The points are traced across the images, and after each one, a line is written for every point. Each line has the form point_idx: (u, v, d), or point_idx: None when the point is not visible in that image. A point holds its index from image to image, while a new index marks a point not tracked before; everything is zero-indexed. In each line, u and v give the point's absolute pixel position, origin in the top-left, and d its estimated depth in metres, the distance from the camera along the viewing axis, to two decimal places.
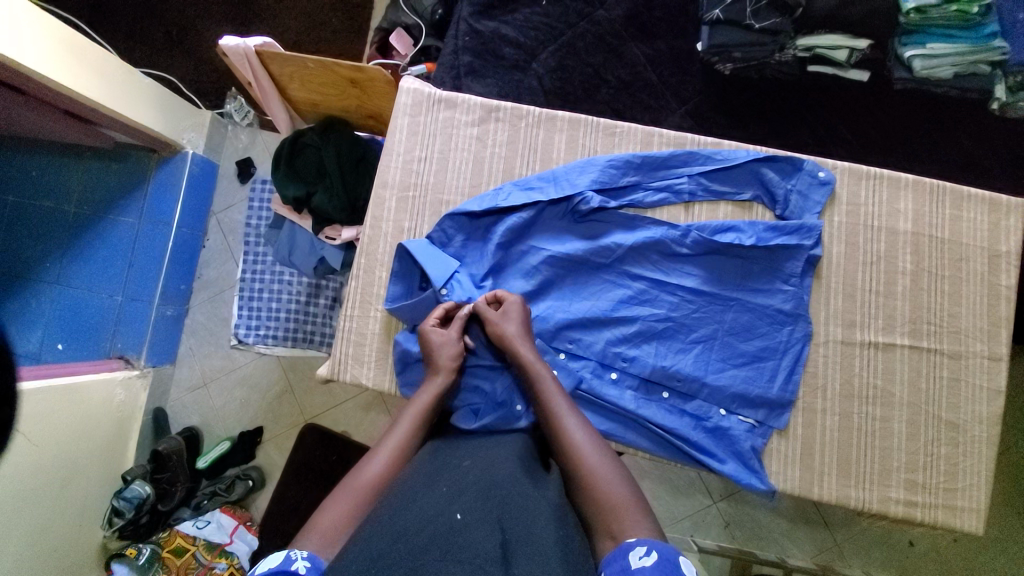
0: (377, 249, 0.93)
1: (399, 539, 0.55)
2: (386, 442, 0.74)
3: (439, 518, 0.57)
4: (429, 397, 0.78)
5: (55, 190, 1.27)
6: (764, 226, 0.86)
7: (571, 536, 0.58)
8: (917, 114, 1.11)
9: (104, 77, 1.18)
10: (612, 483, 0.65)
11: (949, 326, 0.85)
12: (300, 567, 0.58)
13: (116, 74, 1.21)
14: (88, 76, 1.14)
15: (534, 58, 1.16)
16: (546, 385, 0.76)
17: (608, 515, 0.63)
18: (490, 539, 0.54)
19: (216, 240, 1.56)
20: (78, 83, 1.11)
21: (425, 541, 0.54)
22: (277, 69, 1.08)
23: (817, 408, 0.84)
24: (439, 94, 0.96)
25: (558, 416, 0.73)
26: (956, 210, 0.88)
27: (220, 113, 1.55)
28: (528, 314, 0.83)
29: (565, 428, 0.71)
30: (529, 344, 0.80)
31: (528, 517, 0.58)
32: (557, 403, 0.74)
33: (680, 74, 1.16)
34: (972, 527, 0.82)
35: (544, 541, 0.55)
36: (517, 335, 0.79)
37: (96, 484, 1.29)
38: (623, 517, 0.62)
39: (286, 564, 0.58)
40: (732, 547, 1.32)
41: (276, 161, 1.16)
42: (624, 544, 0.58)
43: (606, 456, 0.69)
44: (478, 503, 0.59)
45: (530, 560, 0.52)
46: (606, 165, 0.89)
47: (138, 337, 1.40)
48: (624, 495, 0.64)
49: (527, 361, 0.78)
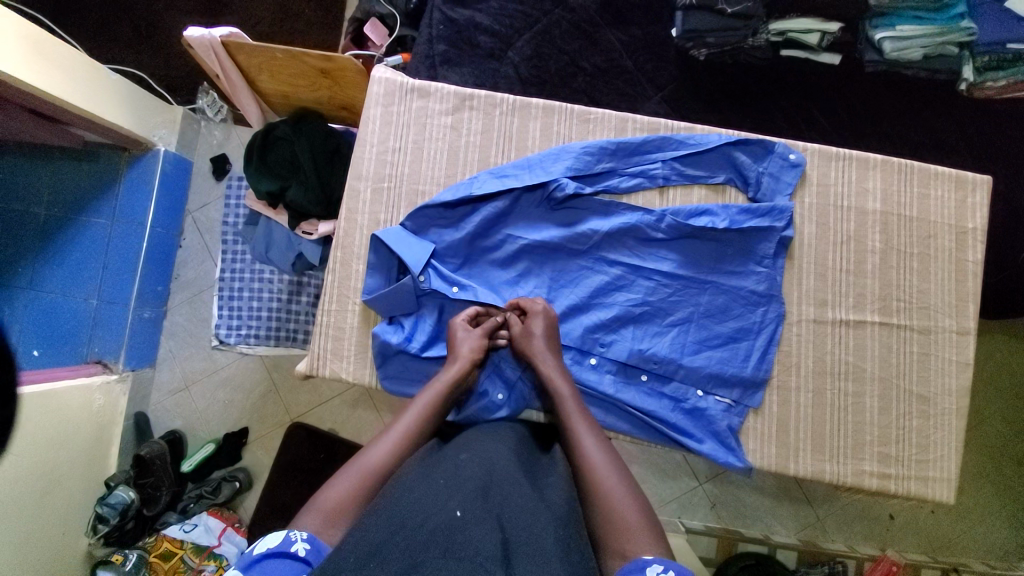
0: (353, 242, 0.92)
1: (397, 534, 0.55)
2: (394, 428, 0.74)
3: (439, 514, 0.56)
4: (443, 387, 0.78)
5: (24, 193, 1.25)
6: (736, 209, 0.86)
7: (571, 537, 0.59)
8: (890, 96, 1.13)
9: (68, 73, 1.14)
10: (624, 499, 0.65)
11: (918, 302, 0.88)
12: (299, 550, 0.59)
13: (82, 71, 1.18)
14: (54, 74, 1.10)
15: (509, 46, 1.15)
16: (571, 403, 0.76)
17: (618, 530, 0.62)
18: (491, 537, 0.54)
19: (192, 239, 1.53)
20: (44, 80, 1.08)
21: (425, 537, 0.54)
22: (245, 60, 1.06)
23: (791, 386, 0.86)
24: (411, 82, 0.94)
25: (578, 435, 0.72)
26: (924, 189, 0.90)
27: (192, 109, 1.51)
28: (555, 325, 0.83)
29: (584, 448, 0.70)
30: (553, 358, 0.80)
31: (528, 517, 0.58)
32: (579, 422, 0.74)
33: (655, 60, 1.16)
34: (943, 496, 0.84)
35: (544, 541, 0.55)
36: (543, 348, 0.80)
37: (78, 491, 1.26)
38: (634, 534, 0.61)
39: (286, 546, 0.59)
40: (718, 527, 1.35)
41: (248, 155, 1.13)
42: (640, 560, 0.58)
43: (621, 476, 0.67)
44: (478, 500, 0.59)
45: (530, 559, 0.52)
46: (581, 152, 0.89)
47: (115, 339, 1.37)
48: (635, 512, 0.64)
49: (553, 377, 0.78)
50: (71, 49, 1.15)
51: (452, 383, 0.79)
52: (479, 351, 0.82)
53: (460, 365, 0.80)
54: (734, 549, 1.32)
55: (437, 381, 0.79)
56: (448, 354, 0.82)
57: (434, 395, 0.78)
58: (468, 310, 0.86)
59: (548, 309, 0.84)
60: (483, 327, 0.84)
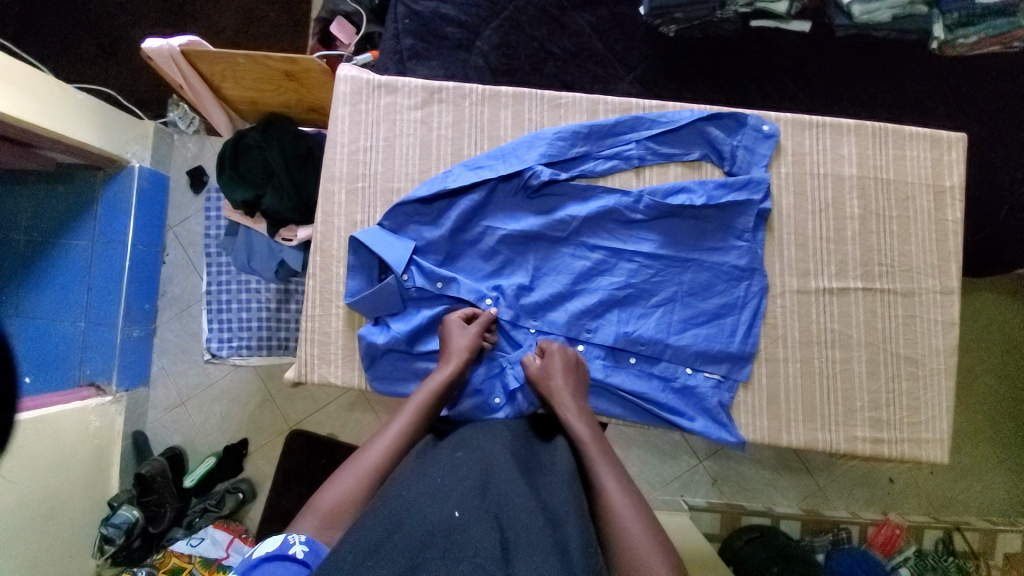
0: (331, 245, 0.90)
1: (395, 532, 0.55)
2: (392, 426, 0.75)
3: (437, 515, 0.57)
4: (437, 389, 0.78)
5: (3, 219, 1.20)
6: (713, 184, 0.86)
7: (568, 535, 0.57)
8: (863, 61, 1.12)
9: (35, 96, 1.12)
10: (635, 524, 0.64)
11: (901, 265, 0.88)
12: (298, 552, 0.59)
13: (50, 93, 1.15)
14: (21, 98, 1.08)
15: (477, 36, 1.14)
16: (590, 442, 0.74)
17: (632, 561, 0.60)
18: (490, 536, 0.54)
19: (175, 254, 1.51)
20: (11, 106, 1.06)
21: (423, 537, 0.54)
22: (208, 68, 1.04)
23: (779, 357, 0.86)
24: (378, 78, 0.93)
25: (596, 465, 0.71)
26: (899, 150, 0.90)
27: (164, 122, 1.49)
28: (573, 359, 0.82)
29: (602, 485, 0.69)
30: (574, 394, 0.79)
31: (526, 515, 0.58)
32: (597, 457, 0.72)
33: (626, 40, 1.14)
34: (937, 456, 0.85)
35: (543, 540, 0.55)
36: (560, 379, 0.79)
37: (80, 515, 1.26)
38: (645, 559, 0.60)
39: (284, 548, 0.59)
40: (721, 503, 1.38)
41: (220, 165, 1.12)
42: None
43: (637, 510, 0.66)
44: (475, 500, 0.59)
45: (530, 557, 0.52)
46: (554, 137, 0.88)
47: (106, 361, 1.37)
48: (647, 536, 0.63)
49: (571, 413, 0.76)
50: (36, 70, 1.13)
51: (448, 383, 0.79)
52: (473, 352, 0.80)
53: (454, 368, 0.79)
54: (738, 523, 1.36)
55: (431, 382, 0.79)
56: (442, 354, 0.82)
57: (427, 398, 0.77)
58: (463, 309, 0.86)
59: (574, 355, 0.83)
60: (479, 325, 0.83)
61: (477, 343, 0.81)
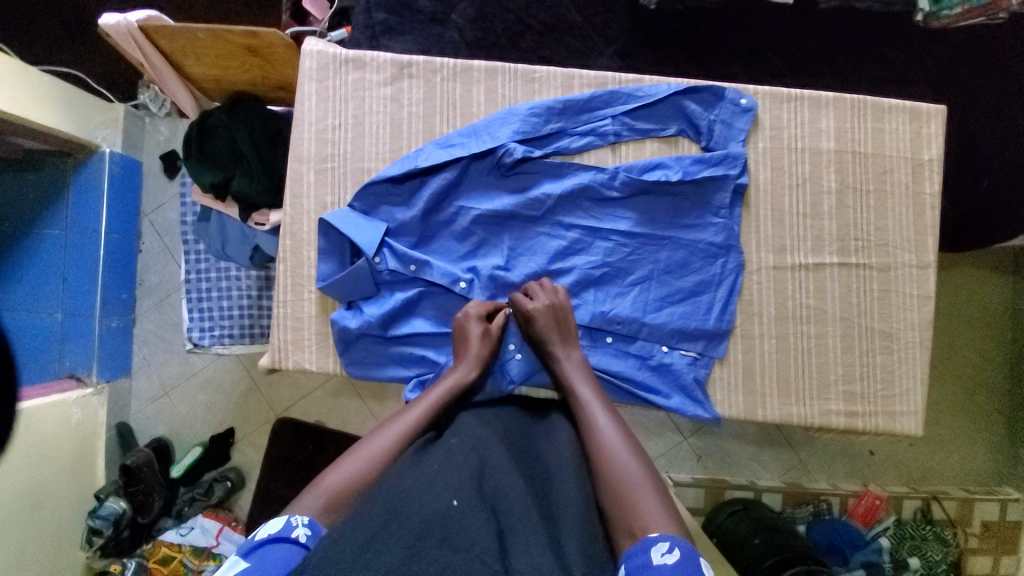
0: (302, 228, 0.88)
1: (389, 523, 0.53)
2: (401, 419, 0.72)
3: (434, 504, 0.55)
4: (449, 388, 0.76)
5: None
6: (689, 160, 0.85)
7: (562, 529, 0.56)
8: (846, 33, 1.10)
9: None
10: (629, 462, 0.66)
11: (877, 240, 0.87)
12: (299, 535, 0.58)
13: (12, 75, 1.10)
14: None
15: (452, 9, 1.10)
16: (584, 389, 0.76)
17: (628, 509, 0.61)
18: (486, 526, 0.53)
19: (152, 242, 1.47)
20: None
21: (418, 527, 0.52)
22: (168, 45, 1.00)
23: (754, 334, 0.86)
24: (344, 53, 0.89)
25: (590, 414, 0.72)
26: (878, 123, 0.88)
27: (135, 105, 1.44)
28: (562, 310, 0.80)
29: (596, 426, 0.71)
30: (565, 344, 0.80)
31: (523, 509, 0.57)
32: (591, 401, 0.74)
33: (605, 12, 1.11)
34: (910, 428, 0.86)
35: (538, 533, 0.54)
36: (553, 333, 0.79)
37: (66, 507, 1.25)
38: (645, 514, 0.60)
39: (286, 530, 0.58)
40: (705, 478, 1.39)
41: (187, 147, 1.09)
42: (647, 539, 0.57)
43: (632, 453, 0.67)
44: (473, 489, 0.58)
45: (526, 552, 0.51)
46: (527, 114, 0.85)
47: (86, 352, 1.34)
48: (648, 492, 0.62)
49: (564, 362, 0.79)
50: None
51: (463, 383, 0.77)
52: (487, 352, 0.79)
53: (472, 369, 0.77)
54: (722, 496, 1.36)
55: (445, 380, 0.77)
56: (459, 352, 0.80)
57: (439, 395, 0.75)
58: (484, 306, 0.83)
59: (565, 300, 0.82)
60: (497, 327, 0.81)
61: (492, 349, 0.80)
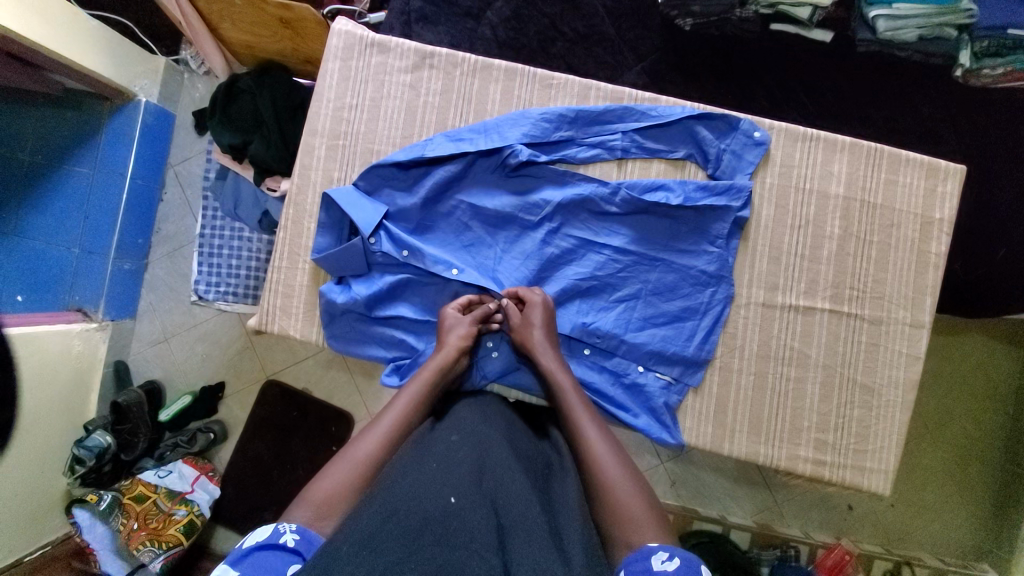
0: (306, 199, 0.91)
1: (389, 518, 0.52)
2: (389, 414, 0.72)
3: (434, 500, 0.55)
4: (432, 379, 0.75)
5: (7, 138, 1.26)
6: (693, 186, 0.85)
7: (562, 527, 0.57)
8: (882, 80, 1.08)
9: (48, 19, 1.12)
10: (620, 475, 0.66)
11: (873, 292, 0.86)
12: (288, 541, 0.57)
13: (63, 17, 1.16)
14: (35, 19, 1.09)
15: (488, 6, 1.11)
16: (572, 394, 0.75)
17: (622, 521, 0.62)
18: (486, 524, 0.53)
19: (173, 193, 1.52)
20: (25, 26, 1.07)
21: (418, 524, 0.52)
22: (205, 6, 1.03)
23: (733, 367, 0.85)
24: (371, 37, 0.91)
25: (579, 425, 0.71)
26: (892, 175, 0.87)
27: (176, 60, 1.48)
28: (551, 314, 0.82)
29: (585, 437, 0.70)
30: (550, 348, 0.79)
31: (522, 505, 0.57)
32: (579, 411, 0.73)
33: (639, 29, 1.11)
34: (878, 487, 0.85)
35: (537, 528, 0.54)
36: (539, 335, 0.79)
37: (55, 433, 1.29)
38: (638, 525, 0.61)
39: (275, 538, 0.57)
40: (676, 504, 1.38)
41: (212, 107, 1.13)
42: (645, 549, 0.58)
43: (622, 463, 0.67)
44: (472, 486, 0.58)
45: (524, 547, 0.52)
46: (539, 118, 0.86)
47: (95, 289, 1.39)
48: (639, 503, 0.63)
49: (552, 368, 0.77)
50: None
51: (445, 371, 0.76)
52: (471, 341, 0.80)
53: (452, 355, 0.78)
54: (690, 526, 1.34)
55: (428, 368, 0.77)
56: (438, 341, 0.80)
57: (424, 384, 0.75)
58: (461, 298, 0.85)
59: (547, 299, 0.82)
60: (474, 315, 0.82)
61: (473, 333, 0.80)
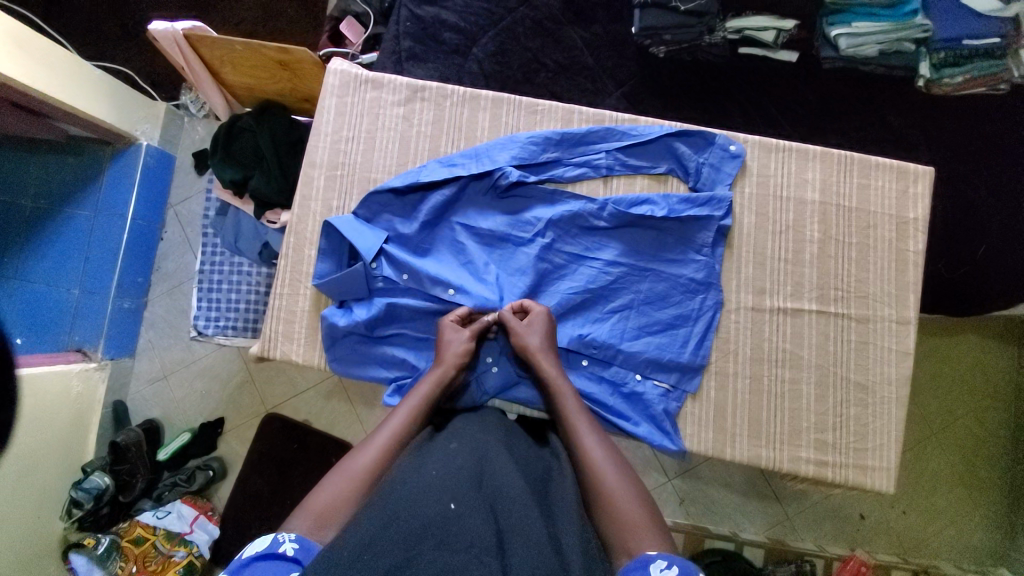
0: (306, 228, 0.94)
1: (389, 525, 0.53)
2: (387, 426, 0.72)
3: (433, 506, 0.56)
4: (431, 392, 0.77)
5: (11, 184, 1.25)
6: (676, 199, 0.89)
7: (561, 531, 0.58)
8: (848, 94, 1.14)
9: (54, 70, 1.18)
10: (619, 483, 0.67)
11: (857, 291, 0.89)
12: (288, 550, 0.58)
13: (69, 70, 1.22)
14: (42, 71, 1.15)
15: (474, 43, 1.18)
16: (571, 405, 0.76)
17: (623, 527, 0.63)
18: (485, 529, 0.54)
19: (173, 232, 1.56)
20: (32, 78, 1.13)
21: (419, 529, 0.53)
22: (208, 52, 1.09)
23: (728, 371, 0.87)
24: (365, 74, 0.97)
25: (580, 434, 0.72)
26: (863, 179, 0.91)
27: (176, 105, 1.55)
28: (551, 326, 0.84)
29: (585, 446, 0.71)
30: (553, 360, 0.81)
31: (521, 509, 0.57)
32: (580, 420, 0.74)
33: (617, 57, 1.18)
34: (882, 485, 0.85)
35: (535, 533, 0.55)
36: (543, 348, 0.80)
37: (53, 477, 1.27)
38: (639, 532, 0.62)
39: (274, 547, 0.58)
40: (687, 523, 1.36)
41: (213, 146, 1.18)
42: (644, 556, 0.59)
43: (622, 474, 0.68)
44: (471, 492, 0.58)
45: (523, 551, 0.52)
46: (526, 142, 0.91)
47: (95, 329, 1.40)
48: (639, 510, 0.64)
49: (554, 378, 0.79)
50: (58, 46, 1.20)
51: (443, 380, 0.78)
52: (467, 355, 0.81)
53: (451, 372, 0.79)
54: (702, 545, 1.33)
55: (428, 381, 0.78)
56: (437, 354, 0.81)
57: (424, 397, 0.76)
58: (458, 309, 0.86)
59: (549, 311, 0.84)
60: (472, 329, 0.83)
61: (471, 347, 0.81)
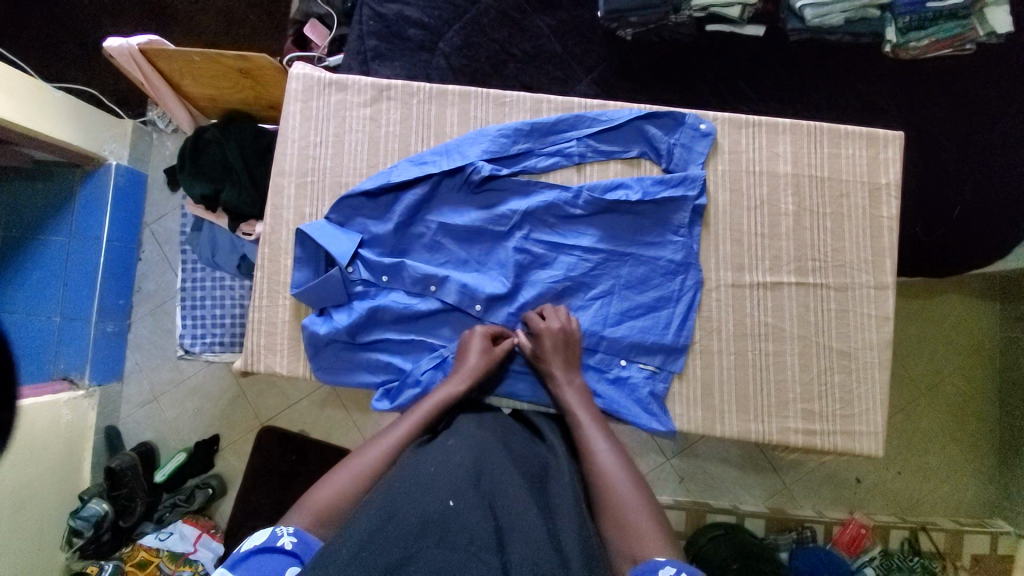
0: (280, 237, 0.93)
1: (390, 519, 0.53)
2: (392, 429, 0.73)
3: (433, 503, 0.55)
4: (440, 400, 0.77)
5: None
6: (650, 181, 0.89)
7: (559, 525, 0.58)
8: (816, 64, 1.15)
9: (13, 93, 1.15)
10: (627, 490, 0.67)
11: (834, 260, 0.90)
12: (286, 543, 0.58)
13: (29, 93, 1.18)
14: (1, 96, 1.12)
15: (440, 38, 1.17)
16: (581, 412, 0.77)
17: (630, 534, 0.63)
18: (485, 526, 0.54)
19: (151, 250, 1.52)
20: None
21: (418, 525, 0.53)
22: (166, 66, 1.07)
23: (713, 349, 0.88)
24: (328, 77, 0.96)
25: (592, 441, 0.73)
26: (834, 149, 0.92)
27: (143, 121, 1.51)
28: (567, 336, 0.83)
29: (597, 454, 0.71)
30: (567, 369, 0.81)
31: (520, 505, 0.58)
32: (591, 428, 0.75)
33: (584, 43, 1.17)
34: (870, 449, 0.87)
35: (535, 528, 0.55)
36: (557, 359, 0.81)
37: (48, 508, 1.26)
38: (646, 539, 0.62)
39: (272, 540, 0.58)
40: (688, 500, 1.38)
41: (181, 161, 1.16)
42: (653, 562, 0.58)
43: (633, 483, 0.68)
44: (469, 490, 0.58)
45: (522, 545, 0.53)
46: (496, 134, 0.91)
47: (80, 356, 1.37)
48: (645, 517, 0.64)
49: (564, 388, 0.80)
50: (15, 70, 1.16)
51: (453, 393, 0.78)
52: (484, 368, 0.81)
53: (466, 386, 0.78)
54: (704, 520, 1.34)
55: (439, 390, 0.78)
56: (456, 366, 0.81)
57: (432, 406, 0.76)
58: (491, 325, 0.86)
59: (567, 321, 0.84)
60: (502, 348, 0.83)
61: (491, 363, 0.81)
